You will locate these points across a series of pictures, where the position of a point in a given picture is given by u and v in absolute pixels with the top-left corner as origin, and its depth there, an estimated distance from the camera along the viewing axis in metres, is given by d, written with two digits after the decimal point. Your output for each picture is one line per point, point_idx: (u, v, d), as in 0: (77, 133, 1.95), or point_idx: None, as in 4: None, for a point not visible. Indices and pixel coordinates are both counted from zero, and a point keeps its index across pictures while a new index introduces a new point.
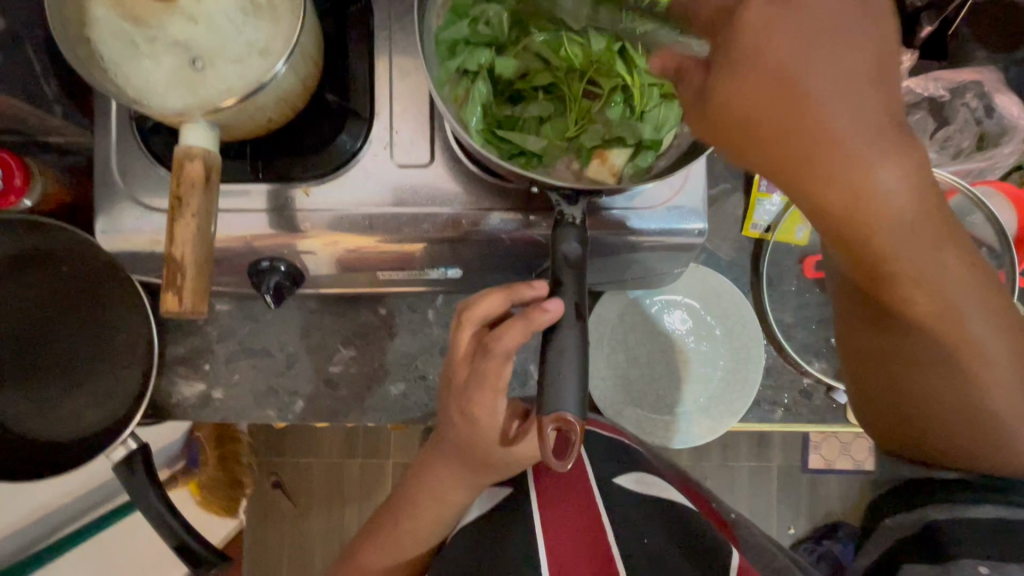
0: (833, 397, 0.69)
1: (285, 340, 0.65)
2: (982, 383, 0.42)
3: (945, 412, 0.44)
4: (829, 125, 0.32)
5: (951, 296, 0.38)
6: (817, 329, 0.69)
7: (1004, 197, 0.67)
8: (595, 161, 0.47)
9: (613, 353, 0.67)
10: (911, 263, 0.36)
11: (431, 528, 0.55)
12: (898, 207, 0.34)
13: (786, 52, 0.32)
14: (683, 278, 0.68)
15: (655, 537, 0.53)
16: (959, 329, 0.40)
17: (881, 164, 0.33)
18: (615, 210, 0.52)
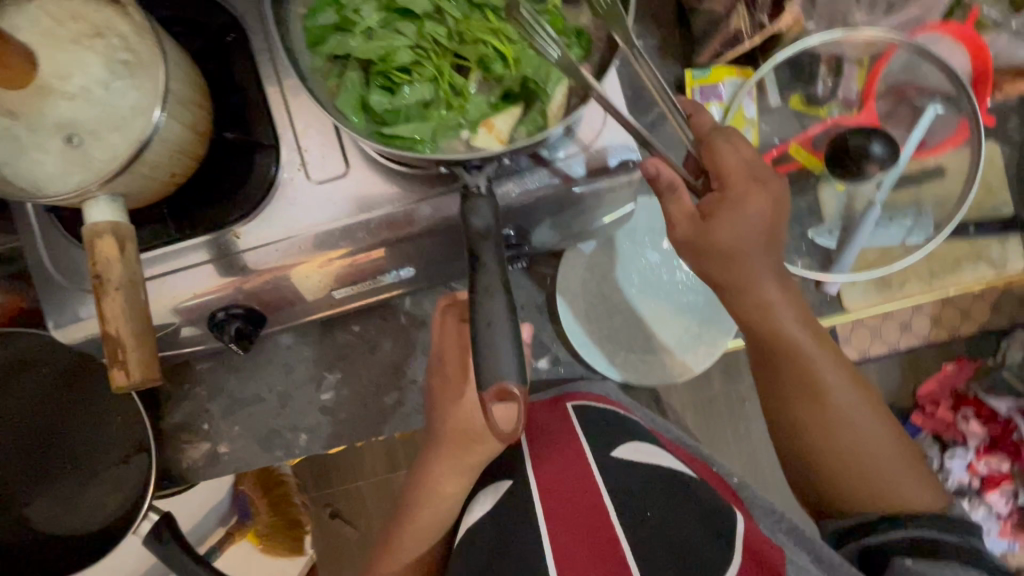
0: (824, 289, 0.68)
1: (273, 380, 0.66)
2: (858, 442, 0.53)
3: (854, 470, 0.53)
4: (735, 233, 0.48)
5: (832, 383, 0.53)
6: (791, 227, 0.67)
7: (950, 37, 0.65)
8: (483, 131, 0.46)
9: (592, 307, 0.66)
10: (806, 364, 0.52)
11: (434, 533, 0.59)
12: (774, 303, 0.51)
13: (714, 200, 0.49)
14: (640, 216, 0.67)
15: (658, 508, 0.51)
16: (841, 416, 0.53)
17: (761, 265, 0.50)
18: (542, 166, 0.50)
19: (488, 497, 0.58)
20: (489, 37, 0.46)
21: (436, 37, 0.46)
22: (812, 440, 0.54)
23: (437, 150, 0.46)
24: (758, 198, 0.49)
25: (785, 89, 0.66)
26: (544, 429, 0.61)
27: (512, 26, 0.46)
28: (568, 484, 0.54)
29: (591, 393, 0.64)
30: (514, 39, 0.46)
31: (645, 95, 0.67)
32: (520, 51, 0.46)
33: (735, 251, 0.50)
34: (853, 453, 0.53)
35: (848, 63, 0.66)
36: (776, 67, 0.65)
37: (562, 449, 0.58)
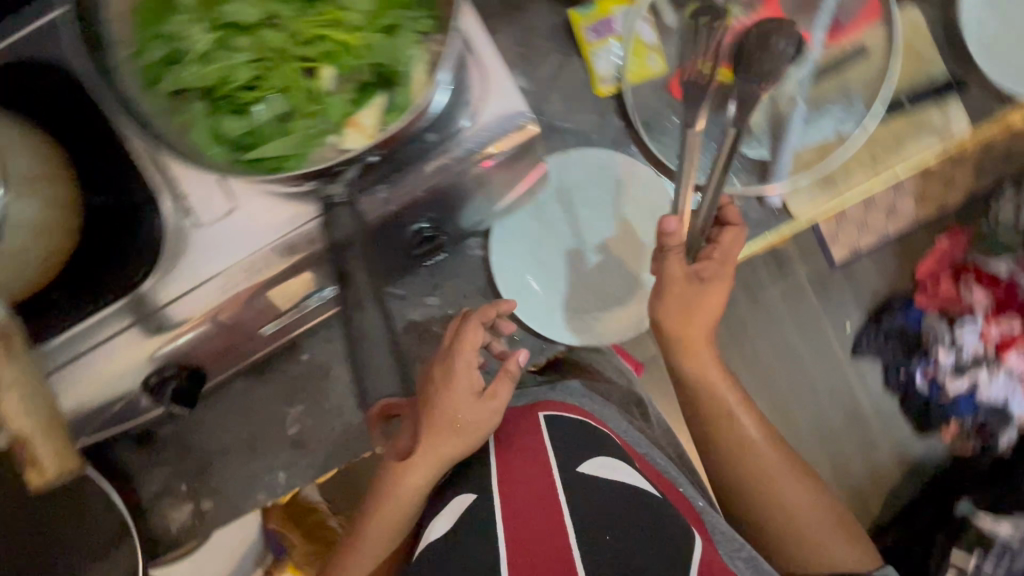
0: (767, 203, 0.65)
1: (236, 428, 0.64)
2: (795, 507, 0.65)
3: (787, 525, 0.66)
4: (703, 365, 0.65)
5: (767, 452, 0.66)
6: (720, 147, 0.63)
7: None
8: (351, 131, 0.43)
9: (536, 277, 0.64)
10: (751, 435, 0.66)
11: (399, 524, 0.65)
12: (716, 386, 0.66)
13: (691, 325, 0.62)
14: (563, 173, 0.63)
15: (616, 533, 0.57)
16: (779, 482, 0.66)
17: (706, 349, 0.65)
18: (431, 151, 0.50)
19: (449, 514, 0.63)
20: (330, 31, 0.43)
21: (274, 44, 0.43)
22: (753, 496, 0.66)
23: (307, 162, 0.43)
24: (711, 317, 0.62)
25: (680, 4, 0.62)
26: (511, 433, 0.69)
27: (353, 13, 0.43)
28: (537, 516, 0.59)
29: (564, 403, 0.72)
30: (357, 26, 0.43)
31: (537, 46, 0.63)
32: (367, 37, 0.43)
33: (688, 337, 0.63)
34: (789, 518, 0.66)
35: None
36: None
37: (530, 467, 0.64)
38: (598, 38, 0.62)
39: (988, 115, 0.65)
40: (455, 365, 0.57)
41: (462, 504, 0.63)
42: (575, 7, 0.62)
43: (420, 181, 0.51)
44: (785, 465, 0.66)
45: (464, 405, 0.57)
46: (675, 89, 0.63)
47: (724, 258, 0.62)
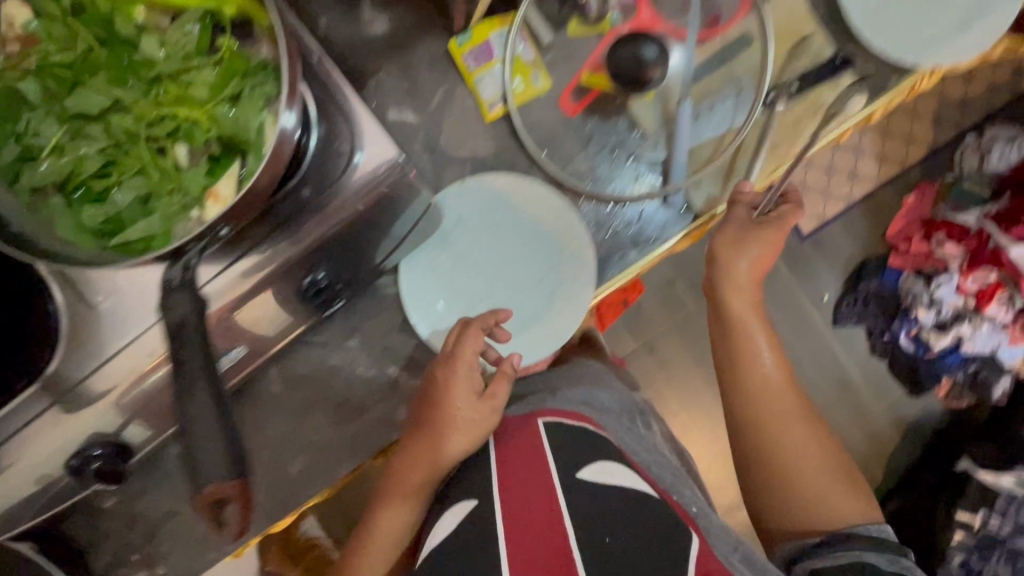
0: (672, 204, 0.63)
1: (179, 492, 0.65)
2: (797, 443, 0.63)
3: (793, 463, 0.63)
4: (733, 293, 0.65)
5: (779, 388, 0.65)
6: (616, 155, 0.63)
7: None
8: (211, 202, 0.44)
9: (453, 307, 0.64)
10: (772, 367, 0.65)
11: (403, 528, 0.68)
12: (742, 313, 0.65)
13: (735, 257, 0.63)
14: (462, 203, 0.63)
15: (618, 532, 0.57)
16: (786, 416, 0.64)
17: (746, 288, 0.65)
18: (312, 207, 0.52)
19: (459, 508, 0.64)
20: (175, 109, 0.43)
21: (123, 129, 0.43)
22: (766, 433, 0.64)
23: (174, 239, 0.44)
24: (767, 259, 0.64)
25: (556, 19, 0.62)
26: (510, 444, 0.68)
27: (197, 88, 0.44)
28: (539, 521, 0.59)
29: (563, 410, 0.70)
30: (202, 100, 0.43)
31: (421, 80, 0.63)
32: (213, 111, 0.43)
33: (738, 277, 0.64)
34: (793, 453, 0.63)
35: None
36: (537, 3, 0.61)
37: (532, 475, 0.63)
38: (480, 64, 0.62)
39: (887, 88, 0.64)
40: (450, 384, 0.59)
41: (464, 509, 0.63)
42: (453, 36, 0.62)
43: (305, 235, 0.52)
44: (795, 401, 0.65)
45: (461, 400, 0.60)
46: (563, 102, 0.63)
47: (772, 239, 0.63)
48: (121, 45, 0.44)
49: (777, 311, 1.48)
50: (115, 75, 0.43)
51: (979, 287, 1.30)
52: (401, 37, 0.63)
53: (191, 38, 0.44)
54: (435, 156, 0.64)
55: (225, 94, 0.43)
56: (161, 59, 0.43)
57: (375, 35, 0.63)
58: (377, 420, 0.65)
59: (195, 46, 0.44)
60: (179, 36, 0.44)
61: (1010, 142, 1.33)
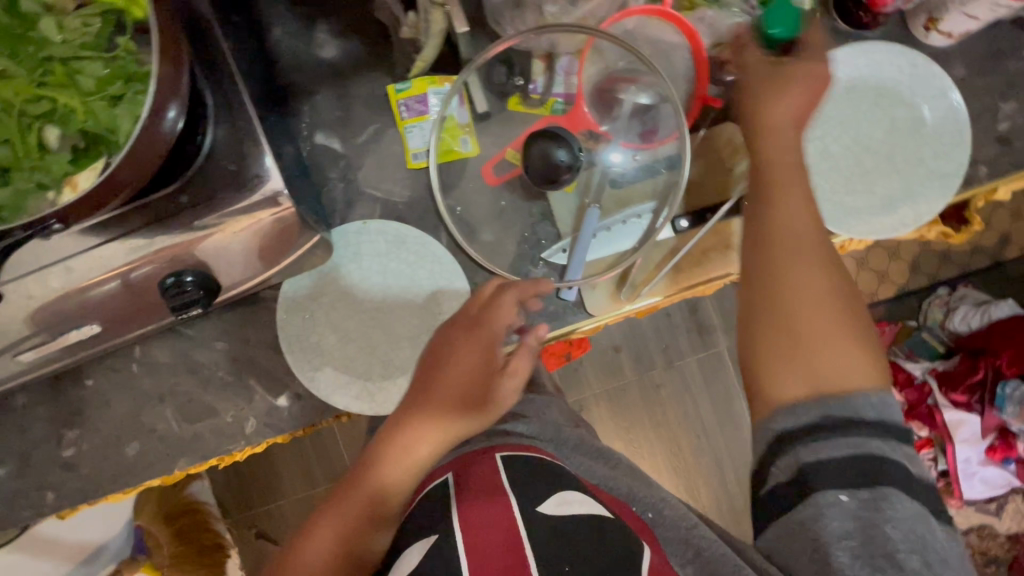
0: (564, 297, 0.64)
1: (11, 443, 0.65)
2: (806, 286, 0.45)
3: (819, 305, 0.45)
4: (785, 126, 0.50)
5: (804, 232, 0.47)
6: (523, 237, 0.64)
7: (660, 20, 0.59)
8: (68, 189, 0.44)
9: (325, 338, 0.64)
10: (785, 170, 0.49)
11: (386, 513, 0.57)
12: (790, 151, 0.50)
13: (793, 103, 0.51)
14: (361, 240, 0.64)
15: (578, 564, 0.51)
16: (792, 230, 0.47)
17: (792, 124, 0.51)
18: (185, 212, 0.52)
19: (420, 544, 0.54)
20: (56, 94, 0.44)
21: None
22: (780, 265, 0.46)
23: (24, 214, 0.44)
24: (796, 95, 0.51)
25: (499, 90, 0.63)
26: (468, 477, 0.59)
27: (83, 80, 0.44)
28: (496, 540, 0.52)
29: (518, 439, 0.64)
30: (84, 92, 0.44)
31: (356, 113, 0.64)
32: (92, 105, 0.44)
33: (772, 129, 0.51)
34: (807, 293, 0.45)
35: (563, 56, 0.62)
36: (482, 71, 0.62)
37: (486, 505, 0.55)
38: (413, 114, 0.63)
39: None
40: (459, 349, 0.57)
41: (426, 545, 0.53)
42: (394, 82, 0.63)
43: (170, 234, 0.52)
44: (826, 248, 0.47)
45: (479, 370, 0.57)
46: (485, 172, 0.64)
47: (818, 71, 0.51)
48: (22, 20, 0.44)
49: (710, 407, 1.47)
50: (8, 48, 0.44)
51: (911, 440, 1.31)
52: (348, 68, 0.64)
53: (89, 30, 0.44)
54: (350, 188, 0.64)
55: (107, 91, 0.44)
56: (55, 43, 0.44)
57: (323, 58, 0.64)
58: (224, 425, 0.65)
59: (92, 38, 0.44)
60: (78, 28, 0.44)
61: (975, 306, 1.31)
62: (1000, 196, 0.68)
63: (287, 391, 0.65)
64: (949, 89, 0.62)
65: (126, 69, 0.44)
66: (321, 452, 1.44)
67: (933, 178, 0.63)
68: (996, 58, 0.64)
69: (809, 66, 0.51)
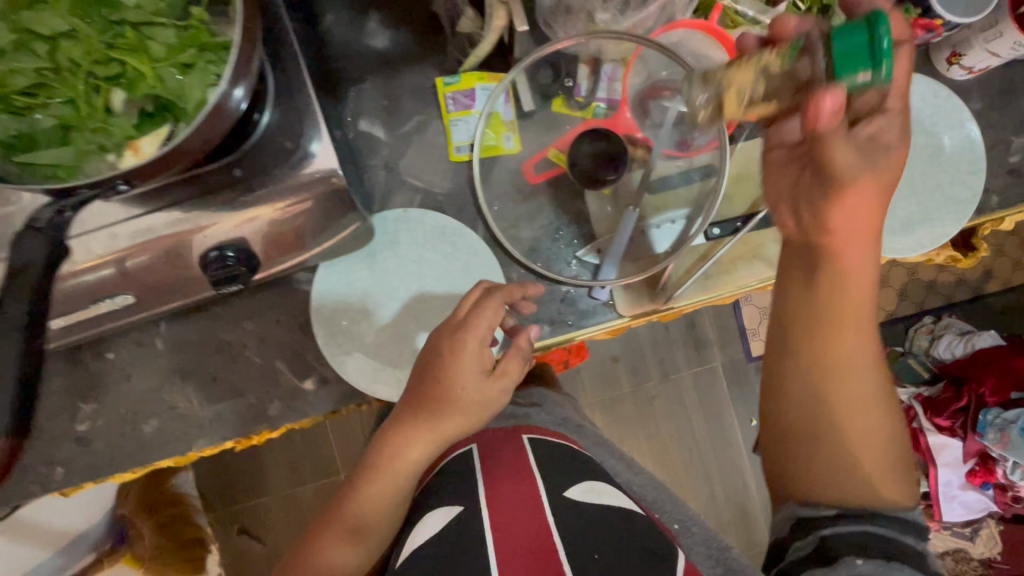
0: (596, 296, 0.65)
1: None
2: (850, 412, 0.48)
3: (858, 430, 0.49)
4: (848, 241, 0.46)
5: (849, 357, 0.48)
6: (560, 235, 0.65)
7: (704, 35, 0.62)
8: (131, 154, 0.45)
9: (357, 324, 0.64)
10: (845, 290, 0.47)
11: (384, 524, 0.61)
12: (859, 268, 0.46)
13: (858, 210, 0.45)
14: (399, 229, 0.64)
15: (605, 548, 0.54)
16: (840, 355, 0.48)
17: (860, 237, 0.46)
18: (239, 185, 0.52)
19: (442, 513, 0.59)
20: (125, 56, 0.43)
21: (67, 56, 0.43)
22: (828, 387, 0.49)
23: (83, 174, 0.44)
24: (856, 204, 0.45)
25: (543, 92, 0.65)
26: (499, 459, 0.62)
27: (154, 45, 0.44)
28: (522, 522, 0.57)
29: (546, 429, 0.67)
30: (153, 57, 0.44)
31: (402, 103, 0.65)
32: (161, 71, 0.44)
33: (832, 241, 0.46)
34: (850, 418, 0.48)
35: (606, 62, 0.64)
36: (529, 71, 0.64)
37: (513, 488, 0.59)
38: (459, 108, 0.64)
39: None
40: (448, 348, 0.56)
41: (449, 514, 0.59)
42: (443, 76, 0.64)
43: (220, 207, 0.52)
44: (872, 362, 0.48)
45: (470, 382, 0.56)
46: (526, 170, 0.65)
47: (881, 166, 0.45)
48: None
49: (704, 422, 1.49)
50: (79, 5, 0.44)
51: None
52: (397, 58, 0.65)
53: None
54: (393, 176, 0.65)
55: (178, 58, 0.44)
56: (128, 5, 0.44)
57: (373, 48, 0.65)
58: (247, 406, 0.64)
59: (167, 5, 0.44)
60: None
61: (959, 336, 1.37)
62: (1006, 225, 0.71)
63: (314, 374, 0.64)
64: (967, 121, 0.66)
65: (200, 39, 0.44)
66: (312, 449, 1.41)
67: (950, 203, 0.66)
68: (1010, 95, 0.68)
69: (860, 160, 0.44)
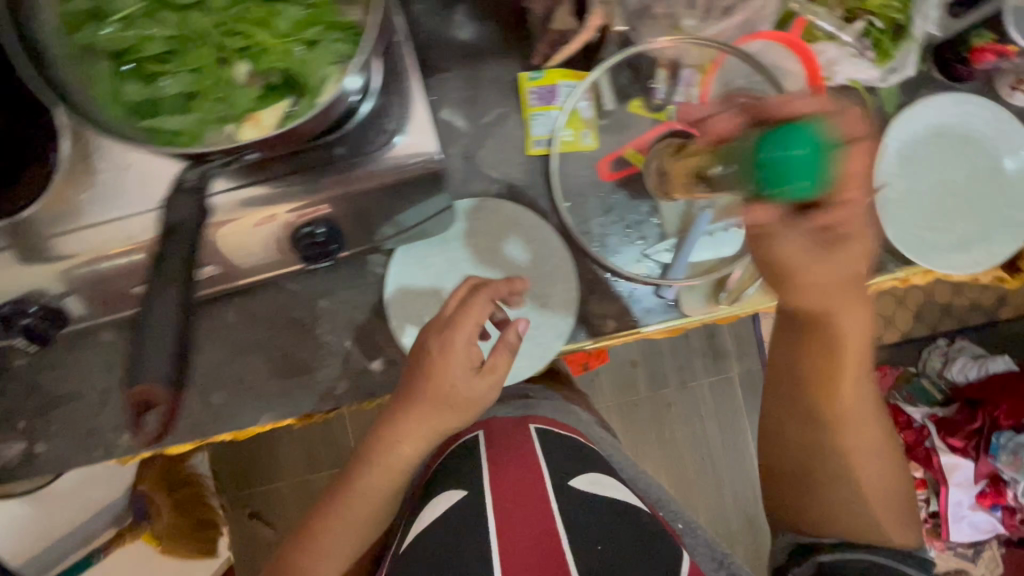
0: (662, 295, 0.66)
1: (91, 379, 0.63)
2: (847, 458, 0.56)
3: (857, 476, 0.56)
4: (840, 317, 0.50)
5: (858, 412, 0.55)
6: (630, 233, 0.67)
7: (781, 45, 0.64)
8: (249, 124, 0.45)
9: (428, 308, 0.65)
10: (827, 357, 0.52)
11: (370, 522, 0.63)
12: (859, 337, 0.52)
13: (840, 288, 0.49)
14: (475, 217, 0.65)
15: (606, 542, 0.61)
16: (836, 411, 0.54)
17: (846, 313, 0.50)
18: (340, 163, 0.53)
19: (444, 497, 0.67)
20: (253, 30, 0.45)
21: (199, 29, 0.45)
22: (820, 441, 0.56)
23: (200, 141, 0.45)
24: (839, 278, 0.48)
25: (622, 93, 0.67)
26: (505, 452, 0.69)
27: (280, 21, 0.46)
28: (525, 508, 0.64)
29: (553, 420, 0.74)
30: (279, 32, 0.45)
31: (483, 94, 0.66)
32: (286, 46, 0.45)
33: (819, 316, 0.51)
34: (847, 466, 0.56)
35: (685, 68, 0.65)
36: (610, 71, 0.66)
37: (520, 481, 0.66)
38: (541, 103, 0.65)
39: (881, 268, 0.68)
40: (447, 349, 0.55)
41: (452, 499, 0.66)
42: (526, 70, 0.66)
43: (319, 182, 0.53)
44: (868, 415, 0.55)
45: (462, 382, 0.55)
46: (601, 167, 0.66)
47: (850, 251, 0.48)
48: None
49: (720, 431, 1.50)
50: None
51: None
52: (481, 51, 0.66)
53: None
54: (470, 165, 0.66)
55: (302, 35, 0.45)
56: None
57: (458, 39, 0.66)
58: (314, 384, 0.65)
59: None
60: None
61: (972, 359, 1.34)
62: None
63: (381, 356, 0.65)
64: None
65: (324, 18, 0.46)
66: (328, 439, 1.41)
67: (1005, 224, 0.68)
68: None
69: (844, 242, 0.47)
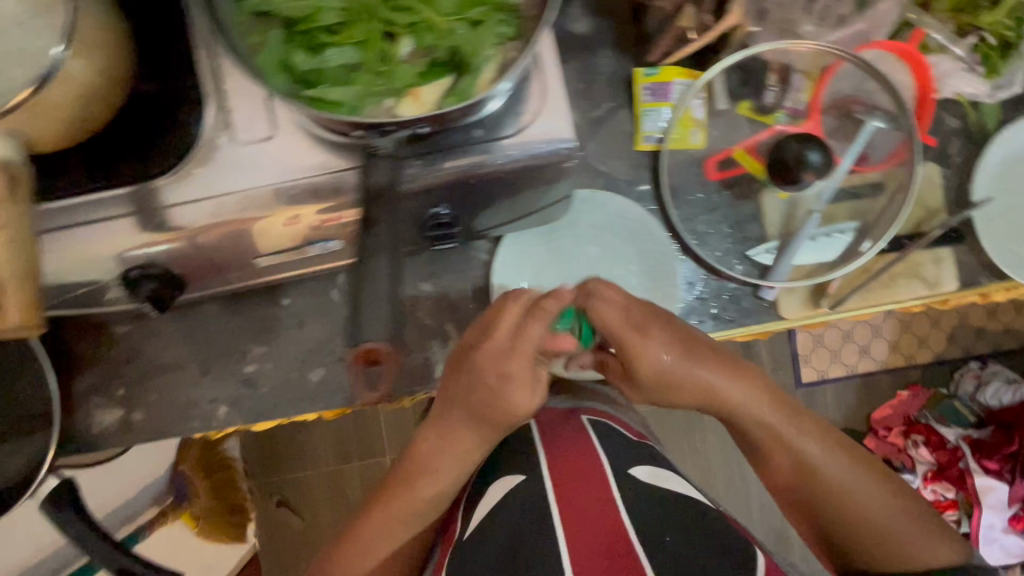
0: (761, 296, 0.66)
1: (193, 348, 0.63)
2: (855, 499, 0.61)
3: (865, 514, 0.60)
4: (717, 384, 0.60)
5: (816, 457, 0.61)
6: (732, 233, 0.67)
7: (897, 56, 0.65)
8: (408, 99, 0.45)
9: None
10: (771, 413, 0.61)
11: (415, 529, 0.66)
12: (740, 401, 0.61)
13: (677, 366, 0.59)
14: (581, 209, 0.66)
15: (674, 535, 0.58)
16: (812, 457, 0.61)
17: (724, 381, 0.60)
18: (477, 145, 0.51)
19: (507, 480, 0.67)
20: (419, 5, 0.45)
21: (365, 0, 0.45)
22: (814, 488, 0.62)
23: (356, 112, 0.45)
24: (663, 350, 0.58)
25: (733, 94, 0.67)
26: (563, 449, 0.67)
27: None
28: (591, 502, 0.61)
29: (606, 414, 0.74)
30: (443, 9, 0.45)
31: (596, 87, 0.67)
32: (450, 25, 0.45)
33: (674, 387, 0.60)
34: (852, 505, 0.61)
35: (796, 72, 0.66)
36: (724, 72, 0.66)
37: (580, 479, 0.63)
38: (654, 99, 0.66)
39: (975, 283, 0.69)
40: (508, 354, 0.55)
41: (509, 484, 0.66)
42: (640, 66, 0.66)
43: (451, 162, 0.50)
44: (847, 454, 0.62)
45: (515, 398, 0.56)
46: (708, 165, 0.67)
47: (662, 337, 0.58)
48: None
49: None
50: None
51: (936, 499, 1.35)
52: (597, 44, 0.67)
53: None
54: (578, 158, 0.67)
55: (467, 15, 0.45)
56: None
57: (574, 32, 0.67)
58: (413, 366, 0.65)
59: None
60: None
61: (1007, 383, 1.33)
62: None
63: None
64: None
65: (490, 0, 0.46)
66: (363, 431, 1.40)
67: None
68: None
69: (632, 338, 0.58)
